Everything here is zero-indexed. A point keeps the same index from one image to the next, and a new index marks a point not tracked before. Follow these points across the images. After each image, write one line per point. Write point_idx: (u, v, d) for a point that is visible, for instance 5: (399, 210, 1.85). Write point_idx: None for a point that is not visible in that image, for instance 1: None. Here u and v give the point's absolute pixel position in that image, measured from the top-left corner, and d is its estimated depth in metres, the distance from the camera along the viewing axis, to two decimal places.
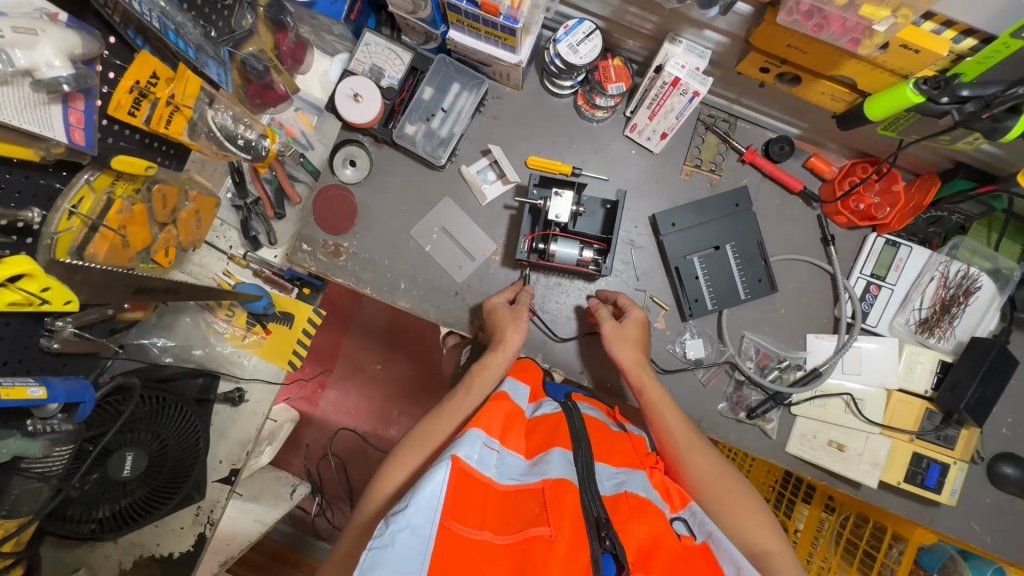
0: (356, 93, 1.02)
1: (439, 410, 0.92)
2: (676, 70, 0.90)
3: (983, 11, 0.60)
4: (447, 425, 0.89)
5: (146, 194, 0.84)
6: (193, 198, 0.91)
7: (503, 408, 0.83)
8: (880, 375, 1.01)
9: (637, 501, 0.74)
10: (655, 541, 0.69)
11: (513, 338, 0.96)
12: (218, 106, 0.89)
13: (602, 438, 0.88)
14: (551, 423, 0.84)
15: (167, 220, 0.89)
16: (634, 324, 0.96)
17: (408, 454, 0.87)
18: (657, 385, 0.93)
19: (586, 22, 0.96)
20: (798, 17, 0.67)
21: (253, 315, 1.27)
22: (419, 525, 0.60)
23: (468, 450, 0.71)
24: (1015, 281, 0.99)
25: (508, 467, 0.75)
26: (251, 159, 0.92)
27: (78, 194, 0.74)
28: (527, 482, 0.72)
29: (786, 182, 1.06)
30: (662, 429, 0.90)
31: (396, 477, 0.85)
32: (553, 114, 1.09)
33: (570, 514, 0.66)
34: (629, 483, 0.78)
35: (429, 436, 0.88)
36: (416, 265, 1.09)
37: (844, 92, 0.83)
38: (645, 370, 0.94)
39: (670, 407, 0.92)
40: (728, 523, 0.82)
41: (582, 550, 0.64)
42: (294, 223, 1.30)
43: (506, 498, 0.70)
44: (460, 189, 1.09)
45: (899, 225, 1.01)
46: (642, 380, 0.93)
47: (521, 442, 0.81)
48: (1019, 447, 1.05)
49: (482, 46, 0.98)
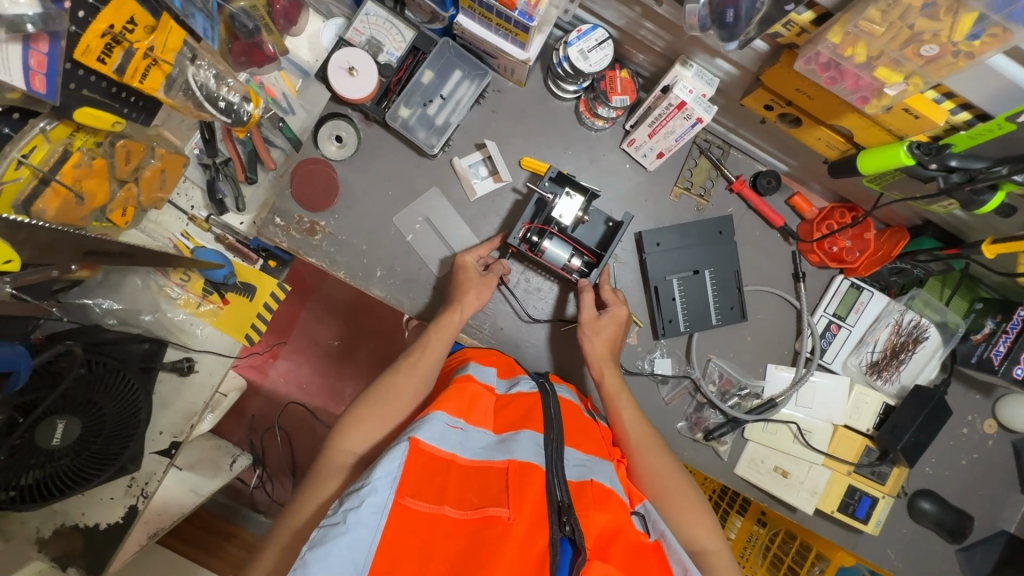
0: (351, 66, 0.95)
1: (398, 366, 0.85)
2: (684, 93, 0.89)
3: (983, 91, 0.63)
4: (408, 384, 0.82)
5: (108, 149, 0.76)
6: (160, 155, 0.84)
7: (467, 393, 0.83)
8: (829, 411, 1.07)
9: (601, 490, 0.72)
10: (615, 530, 0.68)
11: (469, 303, 0.92)
12: (201, 63, 0.83)
13: (576, 422, 0.85)
14: (526, 404, 0.84)
15: (129, 177, 0.81)
16: (612, 320, 0.92)
17: (364, 413, 0.79)
18: (619, 380, 0.89)
19: (600, 29, 0.94)
20: (815, 67, 0.68)
21: (211, 284, 1.21)
22: (372, 503, 0.62)
23: (430, 430, 0.73)
24: (959, 335, 1.06)
25: (471, 442, 0.76)
26: (230, 123, 0.85)
27: (31, 143, 0.67)
28: (492, 459, 0.73)
29: (769, 217, 1.09)
30: (617, 420, 0.86)
31: (358, 438, 0.77)
32: (552, 116, 1.07)
33: (532, 496, 0.67)
34: (596, 470, 0.76)
35: (390, 395, 0.81)
36: (394, 254, 1.05)
37: (840, 141, 0.85)
38: (611, 365, 0.90)
39: (627, 404, 0.87)
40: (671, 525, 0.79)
41: (541, 535, 0.64)
42: (267, 190, 1.23)
43: (468, 473, 0.71)
44: (449, 180, 1.06)
45: (866, 271, 1.06)
46: (604, 375, 0.89)
47: (489, 419, 0.83)
48: (937, 484, 1.16)
49: (490, 37, 0.94)
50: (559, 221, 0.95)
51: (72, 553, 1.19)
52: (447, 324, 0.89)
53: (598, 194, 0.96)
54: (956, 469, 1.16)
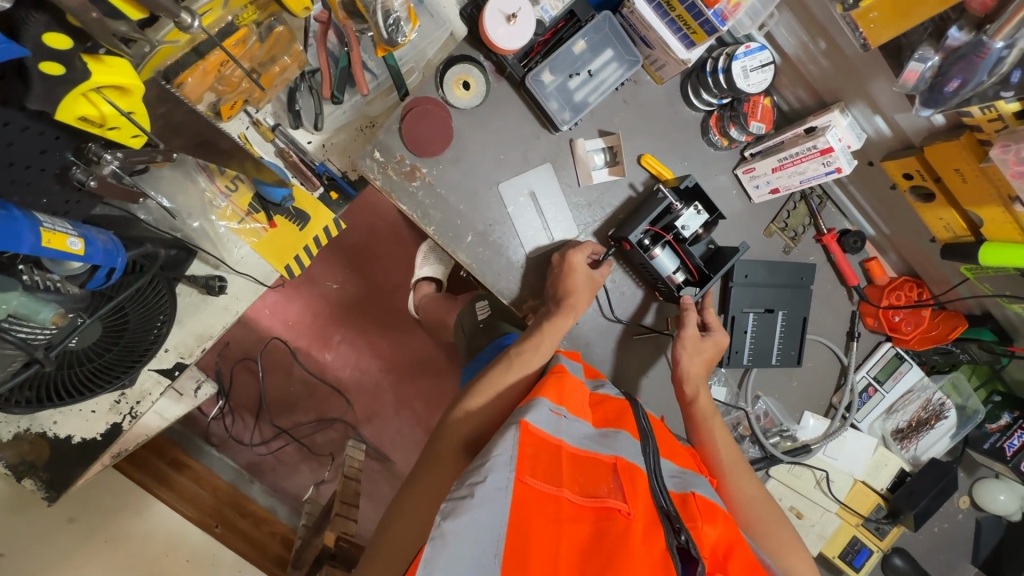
0: (510, 14, 0.86)
1: (508, 360, 0.87)
2: (834, 140, 0.89)
3: None
4: (517, 380, 0.85)
5: (263, 32, 0.74)
6: (294, 54, 0.80)
7: (565, 384, 0.80)
8: (852, 464, 1.14)
9: (705, 503, 0.69)
10: (730, 542, 0.66)
11: (581, 306, 0.94)
12: None
13: (663, 435, 0.85)
14: (617, 406, 0.82)
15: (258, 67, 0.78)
16: (714, 344, 0.96)
17: (476, 401, 0.82)
18: (711, 399, 0.93)
19: (767, 51, 0.92)
20: (1010, 158, 0.69)
21: (260, 201, 1.08)
22: (500, 480, 0.61)
23: (539, 414, 0.71)
24: (974, 421, 1.16)
25: (574, 430, 0.74)
26: (384, 42, 0.78)
27: (206, 4, 0.60)
28: (598, 452, 0.71)
29: (845, 274, 1.13)
30: (707, 440, 0.89)
31: (471, 425, 0.79)
32: (679, 123, 1.04)
33: (642, 492, 0.66)
34: (693, 482, 0.74)
35: (500, 387, 0.84)
36: (489, 222, 0.99)
37: (962, 228, 0.89)
38: (705, 384, 0.94)
39: (719, 425, 0.90)
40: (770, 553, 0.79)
41: (658, 537, 0.61)
42: (348, 112, 1.10)
43: (580, 462, 0.69)
44: (564, 159, 1.00)
45: (916, 345, 1.13)
46: (698, 392, 0.93)
47: (586, 411, 0.81)
48: (908, 543, 1.28)
49: (659, 25, 0.89)
50: (680, 231, 0.99)
51: (35, 462, 1.04)
52: (555, 327, 0.91)
53: (723, 217, 1.00)
54: (927, 533, 1.29)
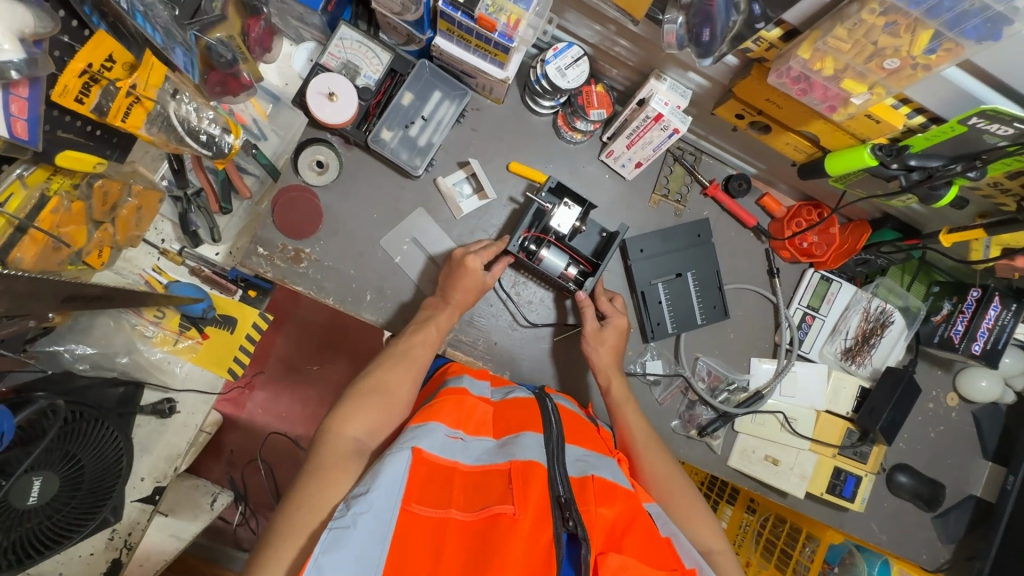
0: (331, 92, 0.94)
1: (394, 359, 0.84)
2: (660, 106, 0.92)
3: (938, 97, 0.69)
4: (406, 376, 0.82)
5: (85, 189, 0.83)
6: (136, 193, 0.89)
7: (465, 404, 0.74)
8: (810, 397, 1.13)
9: (604, 484, 0.65)
10: (630, 517, 0.62)
11: (464, 302, 0.95)
12: (181, 97, 0.82)
13: (575, 425, 0.80)
14: (524, 408, 0.78)
15: (105, 218, 0.87)
16: (614, 330, 1.01)
17: (363, 401, 0.76)
18: (625, 386, 0.97)
19: (575, 46, 0.97)
20: (786, 80, 0.73)
21: (188, 318, 1.14)
22: (381, 508, 0.56)
23: (432, 437, 0.65)
24: (920, 318, 1.15)
25: (474, 449, 0.69)
26: (211, 156, 0.84)
27: (7, 191, 0.75)
28: (494, 462, 0.65)
29: (742, 218, 1.14)
30: (623, 426, 0.92)
31: (361, 425, 0.74)
32: (532, 131, 1.08)
33: (537, 490, 0.60)
34: (596, 465, 0.69)
35: (389, 388, 0.79)
36: (382, 277, 1.04)
37: (807, 146, 0.90)
38: (617, 373, 0.99)
39: (633, 410, 0.94)
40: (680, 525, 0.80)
41: (546, 529, 0.57)
42: (241, 218, 1.20)
43: (473, 479, 0.63)
44: (434, 200, 1.06)
45: (835, 263, 1.12)
46: (611, 383, 0.97)
47: (489, 425, 0.75)
48: (911, 458, 1.24)
49: (469, 57, 0.95)
50: (557, 231, 1.01)
51: None
52: (439, 324, 0.92)
53: (594, 206, 1.03)
54: (926, 441, 1.25)
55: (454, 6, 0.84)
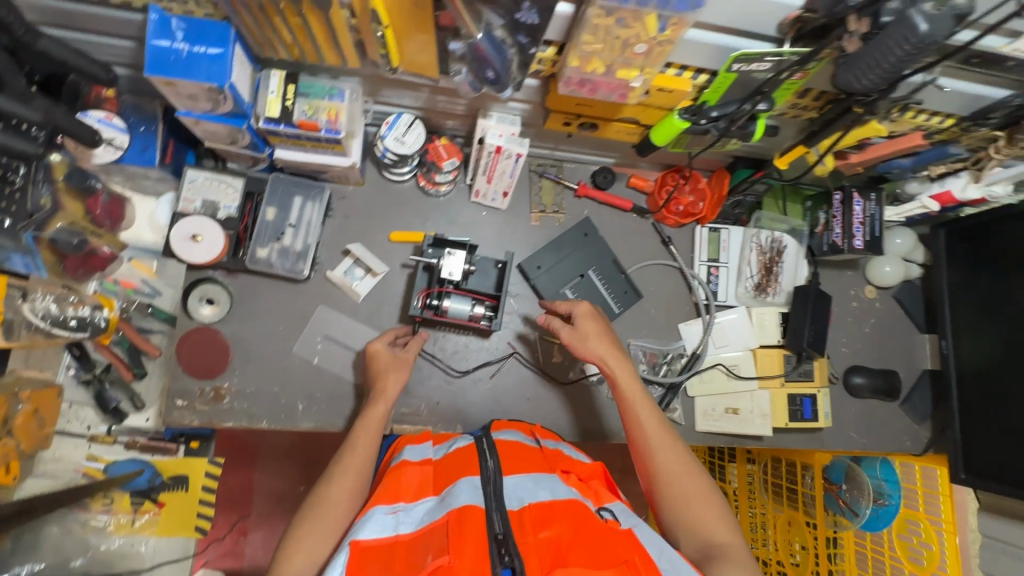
0: (195, 233, 0.98)
1: (331, 473, 0.82)
2: (496, 139, 0.99)
3: (703, 56, 0.77)
4: (346, 488, 0.80)
5: None
6: (26, 397, 0.93)
7: (401, 477, 0.76)
8: (742, 340, 1.18)
9: (543, 506, 0.68)
10: (573, 531, 0.64)
11: (391, 388, 0.95)
12: (34, 296, 0.87)
13: (514, 452, 0.82)
14: (462, 457, 0.79)
15: (2, 433, 0.90)
16: (588, 321, 0.96)
17: (305, 530, 0.74)
18: (633, 374, 0.91)
19: (404, 114, 1.03)
20: (574, 86, 0.80)
21: (137, 493, 1.13)
22: None
23: (370, 523, 0.66)
24: (807, 233, 1.23)
25: (414, 515, 0.70)
26: (89, 335, 0.91)
27: None
28: (433, 519, 0.67)
29: (619, 204, 1.21)
30: (631, 420, 0.88)
31: (305, 556, 0.72)
32: (400, 199, 1.14)
33: (474, 536, 0.62)
34: (533, 488, 0.71)
35: (329, 504, 0.77)
36: (308, 382, 1.05)
37: (632, 128, 0.98)
38: (621, 358, 0.92)
39: (642, 399, 0.88)
40: (687, 521, 0.78)
41: (486, 571, 0.59)
42: (161, 377, 1.09)
43: (413, 544, 0.64)
44: (331, 293, 1.09)
45: (714, 214, 1.19)
46: (616, 371, 0.91)
47: (431, 485, 0.76)
48: (859, 359, 1.29)
49: (312, 157, 0.99)
50: (451, 279, 1.03)
51: None
52: (372, 419, 0.90)
53: (474, 244, 1.07)
54: (864, 338, 1.31)
55: (274, 122, 0.89)
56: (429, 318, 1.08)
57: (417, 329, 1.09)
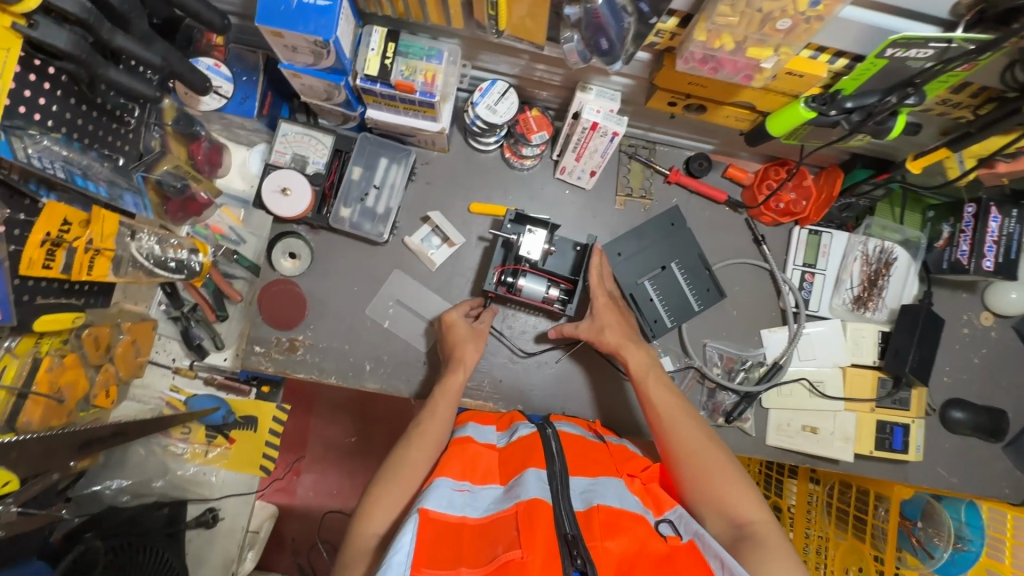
0: (284, 186, 1.00)
1: (408, 440, 0.82)
2: (592, 115, 0.93)
3: (849, 38, 0.67)
4: (422, 457, 0.80)
5: (76, 341, 0.89)
6: (126, 329, 0.98)
7: (467, 457, 0.75)
8: (833, 356, 1.08)
9: (611, 512, 0.65)
10: (636, 549, 0.63)
11: (470, 358, 0.95)
12: (140, 235, 0.91)
13: (580, 449, 0.79)
14: (527, 444, 0.77)
15: (104, 359, 0.94)
16: (606, 307, 0.99)
17: (382, 494, 0.76)
18: (643, 357, 0.94)
19: (499, 81, 0.99)
20: (695, 63, 0.73)
21: (212, 428, 1.19)
22: None
23: (437, 499, 0.66)
24: (923, 247, 1.11)
25: (481, 500, 0.69)
26: (185, 278, 0.96)
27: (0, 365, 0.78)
28: (501, 508, 0.65)
29: (711, 195, 1.13)
30: (647, 400, 0.88)
31: (380, 517, 0.74)
32: (483, 169, 1.11)
33: (546, 532, 0.60)
34: (602, 493, 0.69)
35: (405, 471, 0.78)
36: (377, 344, 1.07)
37: (745, 113, 0.89)
38: (632, 341, 0.95)
39: (654, 380, 0.90)
40: (712, 501, 0.75)
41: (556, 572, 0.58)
42: (240, 321, 1.17)
43: (482, 531, 0.63)
44: (407, 259, 1.09)
45: (818, 215, 1.09)
46: (627, 356, 0.94)
47: (495, 471, 0.76)
48: (961, 391, 1.17)
49: (402, 119, 0.98)
50: (529, 258, 1.00)
51: None
52: (449, 391, 0.89)
53: (556, 224, 1.02)
54: (972, 369, 1.17)
55: (371, 80, 0.87)
56: (501, 295, 1.06)
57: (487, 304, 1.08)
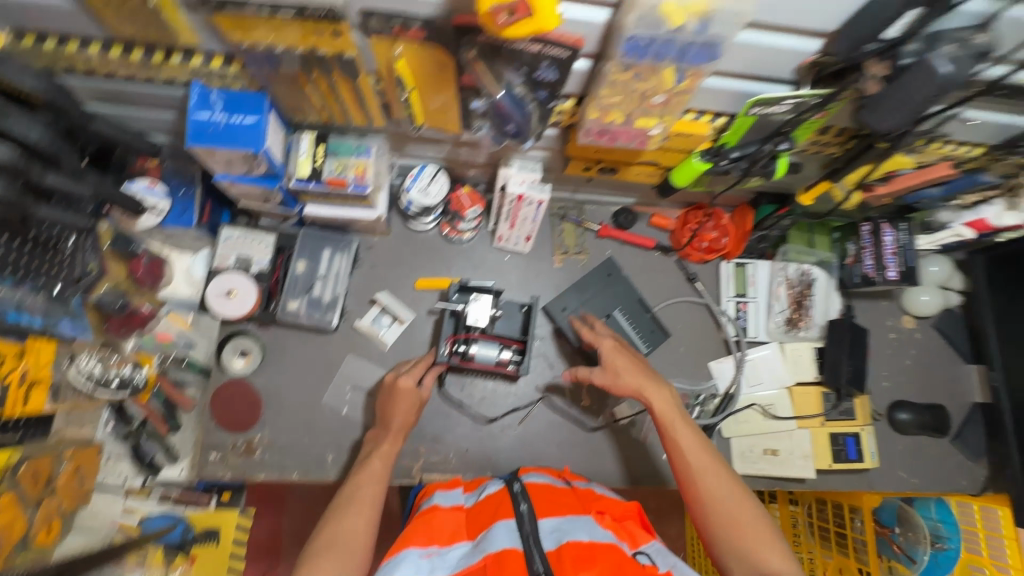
0: (229, 289, 1.02)
1: (344, 507, 0.82)
2: (518, 186, 1.02)
3: (719, 101, 0.78)
4: (359, 522, 0.79)
5: (11, 480, 0.83)
6: (68, 456, 0.94)
7: (435, 521, 0.74)
8: (777, 377, 1.14)
9: (583, 547, 0.66)
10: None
11: (404, 421, 0.97)
12: (81, 358, 0.92)
13: (546, 496, 0.80)
14: (494, 502, 0.78)
15: (44, 494, 0.89)
16: (616, 353, 0.95)
17: (319, 565, 0.73)
18: (667, 399, 0.90)
19: (428, 166, 1.07)
20: (595, 136, 0.82)
21: (171, 547, 1.08)
22: None
23: (405, 566, 0.64)
24: (836, 265, 1.20)
25: (451, 560, 0.68)
26: (131, 394, 0.97)
27: None
28: (470, 564, 0.65)
29: (641, 243, 1.21)
30: (676, 448, 0.86)
31: None
32: (425, 247, 1.16)
33: None
34: (571, 530, 0.70)
35: (344, 539, 0.77)
36: (338, 432, 1.06)
37: (652, 171, 0.99)
38: (652, 383, 0.92)
39: (683, 428, 0.87)
40: (742, 548, 0.76)
41: None
42: (194, 429, 1.14)
43: None
44: (360, 342, 1.10)
45: (738, 249, 1.18)
46: (651, 398, 0.90)
47: (465, 530, 0.75)
48: (902, 393, 1.24)
49: (340, 211, 1.02)
50: (477, 325, 1.03)
51: None
52: (382, 455, 0.92)
53: (500, 289, 1.08)
54: (906, 371, 1.25)
55: (303, 181, 0.92)
56: (456, 364, 1.08)
57: (443, 376, 1.09)
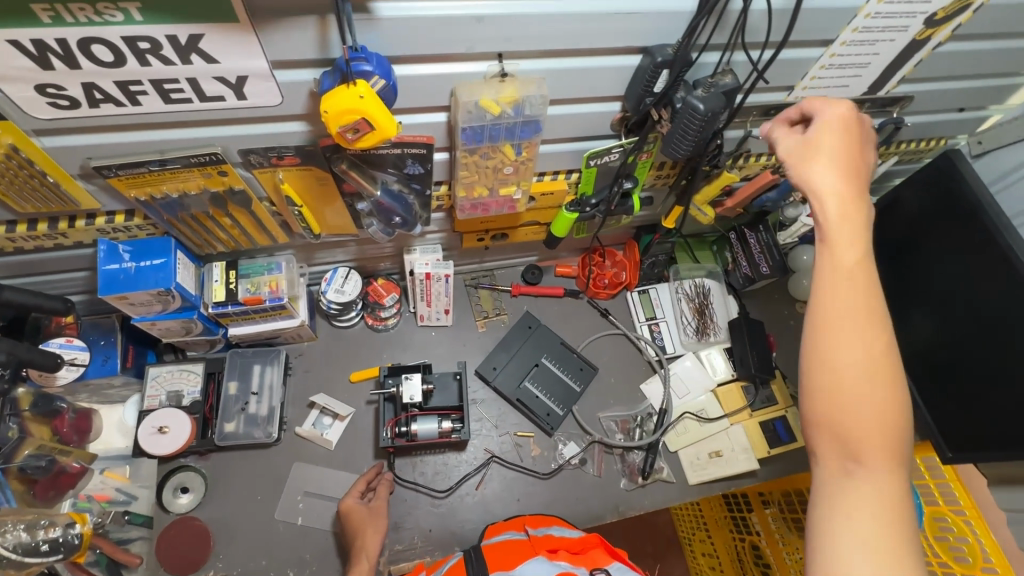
0: (162, 425, 1.03)
1: None
2: (423, 268, 1.10)
3: (563, 161, 0.94)
4: None
5: None
6: None
7: None
8: (700, 383, 1.25)
9: None
10: None
11: (372, 544, 0.97)
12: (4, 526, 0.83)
13: (501, 550, 0.82)
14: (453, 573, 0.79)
15: None
16: (826, 130, 0.65)
17: None
18: (855, 204, 0.60)
19: (340, 268, 1.16)
20: (470, 210, 0.95)
21: None
22: None
23: None
24: (722, 273, 1.36)
25: None
26: (62, 555, 0.84)
27: None
28: None
29: (551, 293, 1.32)
30: (824, 261, 0.59)
31: None
32: (354, 341, 1.22)
33: None
34: None
35: None
36: (295, 546, 1.04)
37: (536, 228, 1.13)
38: (841, 177, 0.61)
39: (855, 239, 0.58)
40: (835, 393, 0.55)
41: None
42: None
43: None
44: (304, 448, 1.12)
45: (636, 278, 1.31)
46: (821, 195, 0.61)
47: None
48: None
49: (263, 325, 1.08)
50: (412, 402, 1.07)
51: None
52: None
53: (428, 362, 1.15)
54: None
55: (222, 305, 0.99)
56: (403, 446, 1.11)
57: (392, 460, 1.12)
